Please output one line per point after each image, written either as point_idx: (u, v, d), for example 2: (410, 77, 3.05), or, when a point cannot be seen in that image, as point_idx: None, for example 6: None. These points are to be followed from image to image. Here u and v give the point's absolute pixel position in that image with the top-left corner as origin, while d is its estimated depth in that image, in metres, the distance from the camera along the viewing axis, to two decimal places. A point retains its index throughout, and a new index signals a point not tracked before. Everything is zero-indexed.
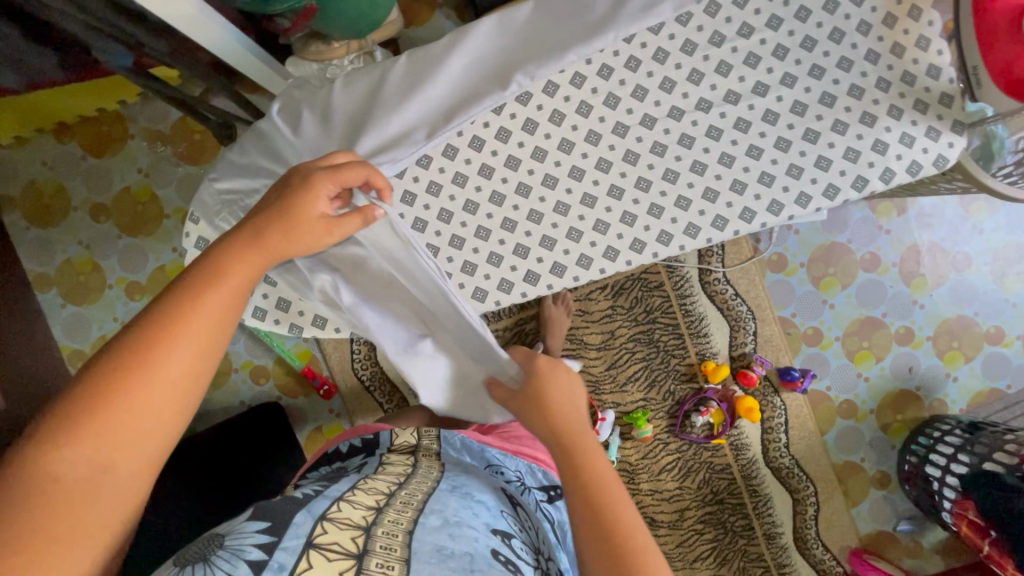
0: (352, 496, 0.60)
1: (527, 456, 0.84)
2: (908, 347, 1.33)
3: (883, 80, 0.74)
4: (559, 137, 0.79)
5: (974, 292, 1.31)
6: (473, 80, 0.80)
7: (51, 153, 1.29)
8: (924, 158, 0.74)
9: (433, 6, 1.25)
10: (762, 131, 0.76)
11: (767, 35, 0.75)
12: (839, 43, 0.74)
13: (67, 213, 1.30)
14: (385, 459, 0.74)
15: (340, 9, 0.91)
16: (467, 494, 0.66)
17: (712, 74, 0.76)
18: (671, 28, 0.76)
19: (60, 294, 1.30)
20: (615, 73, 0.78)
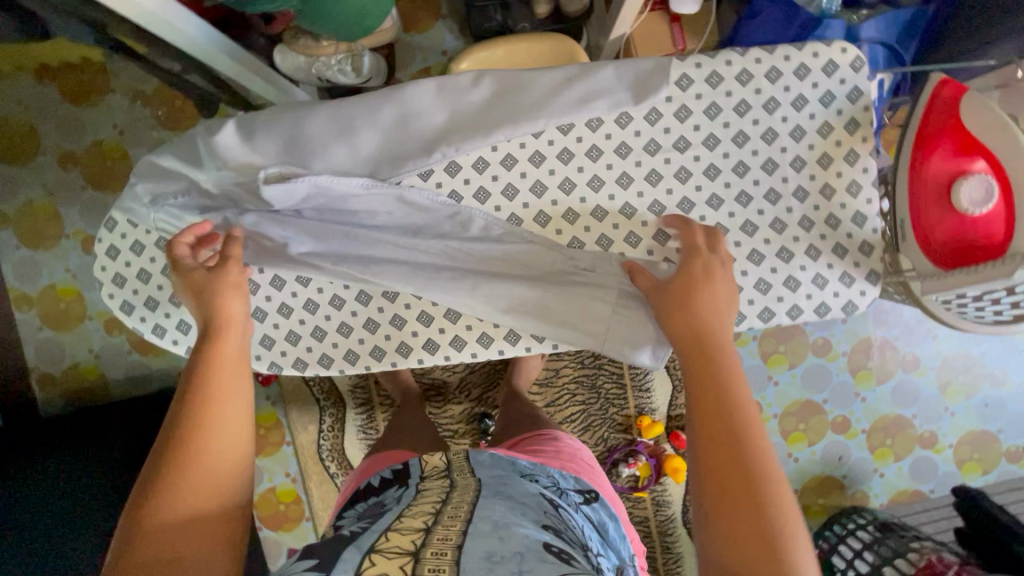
0: (399, 521, 0.55)
1: (555, 465, 0.78)
2: (841, 436, 1.34)
3: (807, 218, 0.73)
4: (482, 214, 0.75)
5: (916, 395, 1.34)
6: (404, 137, 0.74)
7: (27, 93, 1.27)
8: (835, 299, 0.73)
9: (436, 17, 1.23)
10: (679, 247, 0.74)
11: (702, 153, 0.73)
12: (771, 173, 0.73)
13: (35, 155, 1.29)
14: (421, 488, 0.68)
15: (323, 22, 0.89)
16: (508, 498, 0.60)
17: (641, 180, 0.74)
18: (608, 127, 0.73)
19: (16, 235, 1.29)
20: (546, 161, 0.74)
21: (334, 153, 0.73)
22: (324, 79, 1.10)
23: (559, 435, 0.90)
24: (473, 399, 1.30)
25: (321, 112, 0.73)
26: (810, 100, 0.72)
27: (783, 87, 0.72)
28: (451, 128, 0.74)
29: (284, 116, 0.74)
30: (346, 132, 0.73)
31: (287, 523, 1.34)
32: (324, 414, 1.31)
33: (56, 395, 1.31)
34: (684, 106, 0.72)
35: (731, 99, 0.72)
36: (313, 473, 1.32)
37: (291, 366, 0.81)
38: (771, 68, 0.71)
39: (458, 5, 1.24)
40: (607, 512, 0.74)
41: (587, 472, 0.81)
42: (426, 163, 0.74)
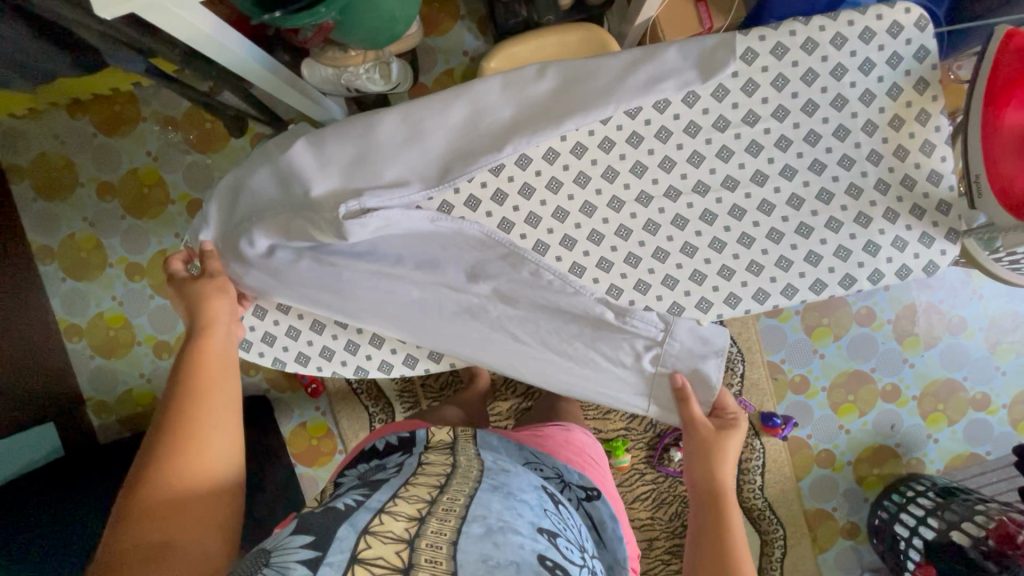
0: (394, 502, 0.47)
1: (561, 457, 0.75)
2: (892, 405, 1.33)
3: (882, 181, 0.73)
4: (556, 204, 0.77)
5: (966, 357, 1.32)
6: (472, 134, 0.74)
7: (62, 128, 1.30)
8: (917, 261, 0.73)
9: (455, 18, 1.24)
10: (756, 221, 0.74)
11: (772, 125, 0.73)
12: (843, 139, 0.73)
13: (74, 188, 1.31)
14: (424, 458, 0.62)
15: (356, 26, 0.89)
16: (509, 493, 0.52)
17: (713, 158, 0.74)
18: (676, 108, 0.74)
19: (61, 268, 1.32)
20: (616, 146, 0.75)
21: (406, 158, 0.73)
22: (354, 89, 1.11)
23: (570, 427, 0.86)
24: (519, 395, 1.29)
25: (393, 120, 0.74)
26: (877, 63, 0.72)
27: (849, 53, 0.72)
28: (521, 122, 0.74)
29: (356, 126, 0.74)
30: (422, 137, 0.73)
31: None
32: (374, 420, 1.32)
33: (113, 421, 1.34)
34: (752, 79, 0.73)
35: (798, 69, 0.72)
36: None
37: (376, 369, 0.85)
38: (836, 35, 0.71)
39: (476, 4, 1.24)
40: (607, 511, 0.71)
41: (591, 468, 0.78)
42: (497, 158, 0.74)
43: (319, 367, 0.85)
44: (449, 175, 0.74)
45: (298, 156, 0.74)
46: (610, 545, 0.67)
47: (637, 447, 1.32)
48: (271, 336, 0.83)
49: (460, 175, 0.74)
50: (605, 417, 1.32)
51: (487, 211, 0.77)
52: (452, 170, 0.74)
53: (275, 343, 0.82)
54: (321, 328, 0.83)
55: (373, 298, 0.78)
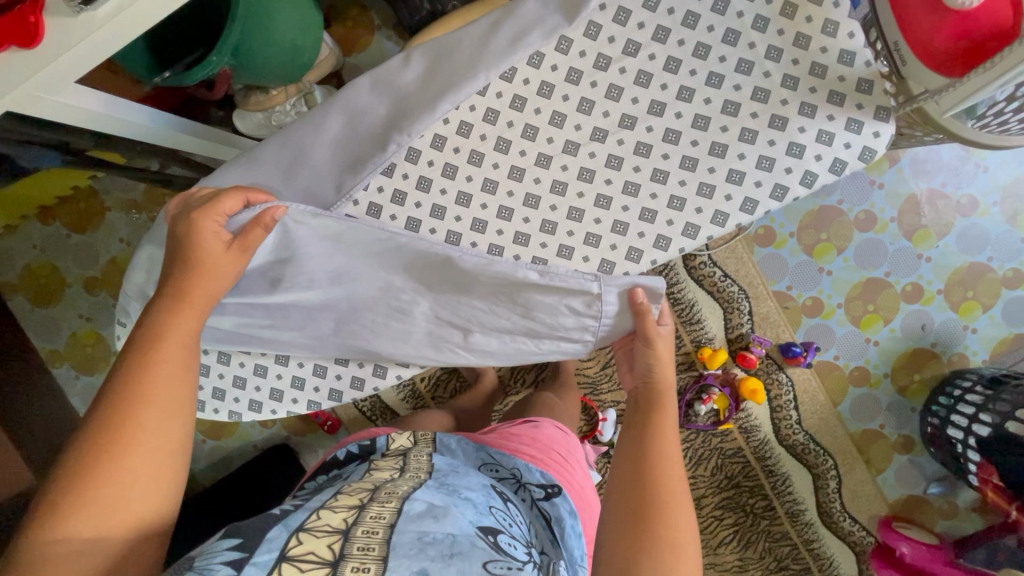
0: (333, 499, 0.51)
1: (524, 455, 0.74)
2: (918, 304, 1.25)
3: (790, 76, 0.69)
4: (456, 189, 0.74)
5: (985, 237, 1.23)
6: (355, 138, 0.76)
7: (39, 236, 1.35)
8: (850, 152, 0.68)
9: (372, 31, 1.23)
10: (665, 153, 0.71)
11: (656, 49, 0.71)
12: (734, 44, 0.70)
13: (64, 290, 1.36)
14: (372, 466, 0.63)
15: (261, 65, 0.88)
16: (453, 490, 0.55)
17: (603, 100, 0.72)
18: (552, 59, 0.72)
19: (73, 367, 1.38)
20: (503, 115, 0.73)
21: (298, 179, 0.76)
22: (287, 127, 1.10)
23: (541, 422, 0.85)
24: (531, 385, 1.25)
25: (277, 145, 0.77)
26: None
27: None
28: (398, 114, 0.75)
29: (241, 163, 0.77)
30: (309, 154, 0.76)
31: None
32: None
33: None
34: (621, 8, 0.71)
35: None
36: None
37: (327, 399, 0.84)
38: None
39: (388, 11, 1.22)
40: (567, 506, 0.69)
41: (557, 465, 0.76)
42: (385, 158, 0.74)
43: (273, 411, 0.85)
44: (343, 188, 0.76)
45: None
46: (566, 542, 0.66)
47: None
48: (220, 390, 0.84)
49: (354, 184, 0.75)
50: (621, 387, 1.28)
51: (390, 214, 0.75)
52: (346, 182, 0.75)
53: (224, 397, 0.84)
54: (275, 369, 0.83)
55: (336, 324, 0.79)
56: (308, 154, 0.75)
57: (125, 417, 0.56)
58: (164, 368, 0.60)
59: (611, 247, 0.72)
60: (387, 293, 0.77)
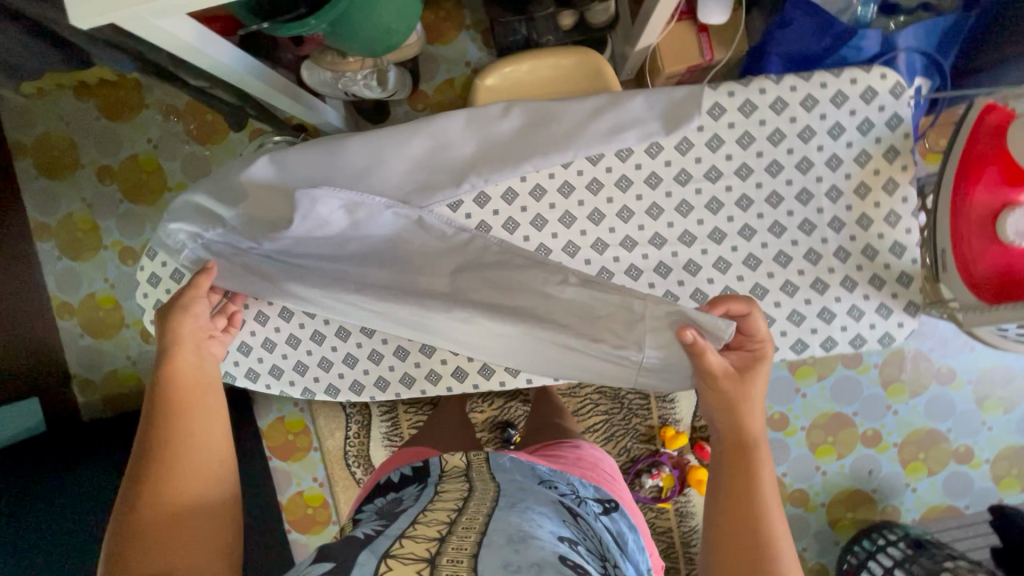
0: (414, 530, 0.62)
1: (575, 472, 0.89)
2: (872, 450, 1.31)
3: (843, 249, 0.78)
4: (510, 244, 0.82)
5: (952, 409, 1.30)
6: (433, 164, 0.81)
7: (67, 110, 1.32)
8: (874, 331, 0.78)
9: (460, 28, 1.24)
10: (710, 277, 0.79)
11: (734, 184, 0.78)
12: (805, 204, 0.78)
13: (74, 170, 1.33)
14: (440, 487, 0.80)
15: (350, 31, 0.87)
16: (524, 509, 0.68)
17: (672, 210, 0.79)
18: (639, 158, 0.79)
19: (57, 247, 1.35)
20: (577, 192, 0.80)
21: (366, 182, 0.81)
22: (351, 93, 1.13)
23: (581, 445, 1.01)
24: (495, 408, 1.33)
25: (360, 143, 0.81)
26: (846, 128, 0.77)
27: (818, 116, 0.77)
28: (481, 156, 0.81)
29: (321, 148, 0.82)
30: (387, 164, 0.81)
31: (315, 527, 1.40)
32: (351, 420, 1.36)
33: (97, 399, 1.39)
34: (717, 135, 0.78)
35: (765, 127, 0.78)
36: (340, 477, 1.38)
37: (323, 392, 0.89)
38: (808, 96, 0.77)
39: (482, 15, 1.24)
40: (624, 523, 0.84)
41: (606, 483, 0.92)
42: (456, 193, 0.81)
43: (267, 385, 0.90)
44: (408, 202, 0.81)
45: (261, 170, 0.82)
46: (630, 552, 0.79)
47: None
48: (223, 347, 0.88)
49: (418, 205, 0.81)
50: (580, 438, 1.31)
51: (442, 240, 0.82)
52: (411, 199, 0.81)
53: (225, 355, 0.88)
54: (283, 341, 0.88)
55: (347, 313, 0.81)
56: (385, 164, 0.81)
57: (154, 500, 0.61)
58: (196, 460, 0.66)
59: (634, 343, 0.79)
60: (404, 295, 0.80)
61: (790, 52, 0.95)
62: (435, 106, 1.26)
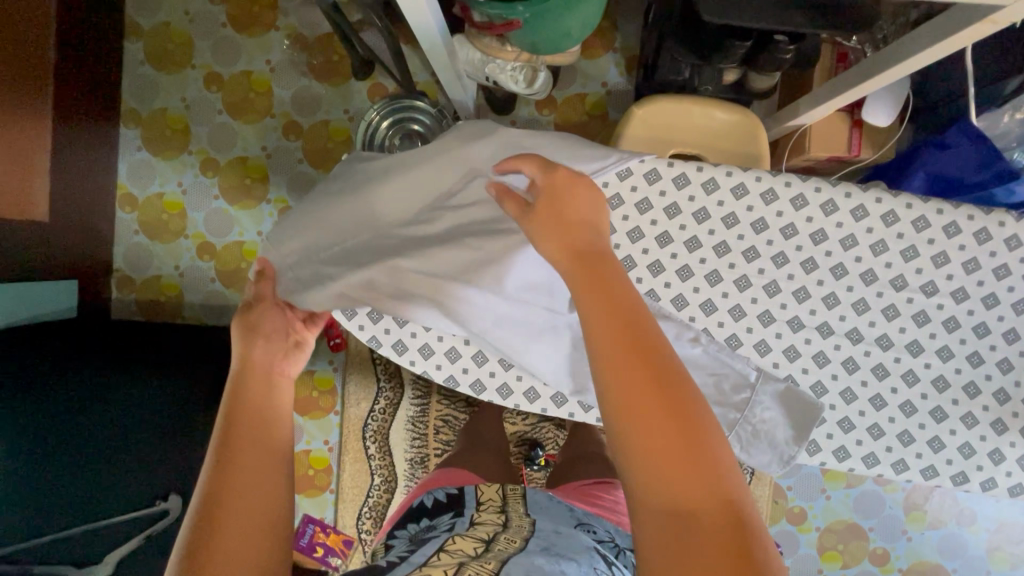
0: (437, 556, 0.63)
1: (611, 520, 0.86)
2: (876, 568, 1.32)
3: None
4: (708, 296, 0.83)
5: (963, 550, 1.31)
6: (651, 197, 0.82)
7: (196, 7, 1.29)
8: (979, 473, 0.83)
9: (609, 49, 1.25)
10: (894, 386, 0.83)
11: (946, 303, 0.82)
12: (1009, 343, 0.82)
13: (183, 68, 1.30)
14: (475, 519, 0.78)
15: (537, 28, 0.87)
16: (557, 555, 0.66)
17: (818, 299, 0.83)
18: (802, 241, 0.82)
19: (141, 137, 1.31)
20: (730, 255, 0.83)
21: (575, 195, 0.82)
22: (493, 80, 1.11)
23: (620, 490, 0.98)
24: (528, 424, 1.30)
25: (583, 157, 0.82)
26: (1012, 272, 0.81)
27: None
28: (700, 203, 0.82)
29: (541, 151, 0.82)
30: (607, 190, 0.82)
31: (311, 490, 1.36)
32: (380, 394, 1.33)
33: (132, 299, 1.35)
34: (945, 253, 0.81)
35: (932, 246, 0.81)
36: (351, 448, 1.34)
37: (467, 385, 0.87)
38: (983, 228, 0.81)
39: (633, 43, 1.25)
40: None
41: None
42: (666, 232, 0.83)
43: (410, 361, 0.86)
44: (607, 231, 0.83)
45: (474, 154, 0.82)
46: None
47: None
48: (377, 313, 0.84)
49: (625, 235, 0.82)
50: None
51: (639, 276, 0.83)
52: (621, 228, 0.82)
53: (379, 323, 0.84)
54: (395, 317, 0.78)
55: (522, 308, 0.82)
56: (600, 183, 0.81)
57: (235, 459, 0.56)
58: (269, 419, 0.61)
59: (742, 426, 0.84)
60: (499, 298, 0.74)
61: (938, 173, 0.95)
62: (561, 116, 1.26)
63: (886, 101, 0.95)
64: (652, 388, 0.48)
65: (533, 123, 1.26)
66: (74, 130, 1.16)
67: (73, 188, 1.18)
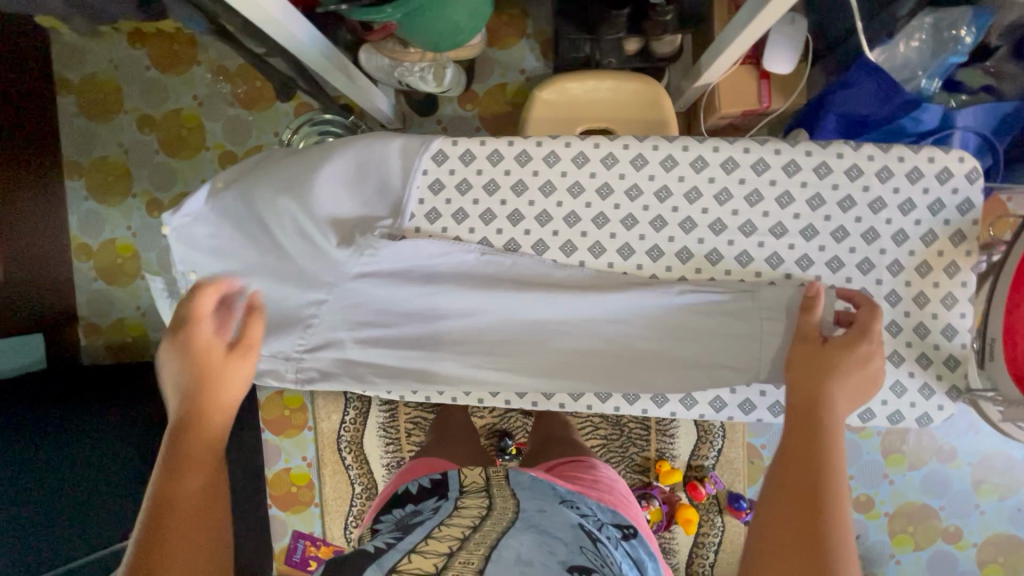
0: (424, 543, 0.58)
1: (592, 494, 0.78)
2: (862, 516, 1.31)
3: (895, 323, 0.75)
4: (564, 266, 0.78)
5: (947, 488, 1.30)
6: (488, 178, 0.78)
7: (119, 54, 1.32)
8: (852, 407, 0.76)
9: (520, 35, 1.25)
10: None
11: (798, 242, 0.75)
12: (864, 272, 0.74)
13: (116, 114, 1.34)
14: (460, 502, 0.71)
15: (421, 28, 0.88)
16: (544, 532, 0.62)
17: (672, 256, 0.77)
18: (647, 200, 0.76)
19: (86, 187, 1.35)
20: (581, 224, 0.77)
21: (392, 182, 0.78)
22: (404, 83, 1.13)
23: (596, 464, 0.88)
24: (495, 416, 1.31)
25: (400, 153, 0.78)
26: (858, 202, 0.74)
27: (891, 188, 0.74)
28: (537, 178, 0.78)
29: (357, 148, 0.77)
30: (426, 178, 0.78)
31: (297, 506, 1.39)
32: (349, 405, 1.35)
33: (100, 344, 1.39)
34: (789, 191, 0.75)
35: (775, 188, 0.75)
36: (329, 460, 1.37)
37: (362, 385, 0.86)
38: (822, 163, 0.74)
39: (544, 26, 1.25)
40: (644, 550, 0.73)
41: (624, 507, 0.80)
42: (506, 210, 0.77)
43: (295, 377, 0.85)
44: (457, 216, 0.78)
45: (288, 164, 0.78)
46: None
47: None
48: None
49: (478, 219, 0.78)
50: None
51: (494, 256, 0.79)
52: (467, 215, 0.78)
53: None
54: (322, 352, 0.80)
55: None
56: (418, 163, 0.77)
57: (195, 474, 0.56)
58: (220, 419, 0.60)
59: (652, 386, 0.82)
60: (405, 307, 0.76)
61: (848, 113, 0.94)
62: (483, 109, 1.27)
63: (784, 47, 0.95)
64: (803, 444, 0.58)
65: (458, 120, 1.27)
66: (17, 189, 1.20)
67: (24, 245, 1.22)
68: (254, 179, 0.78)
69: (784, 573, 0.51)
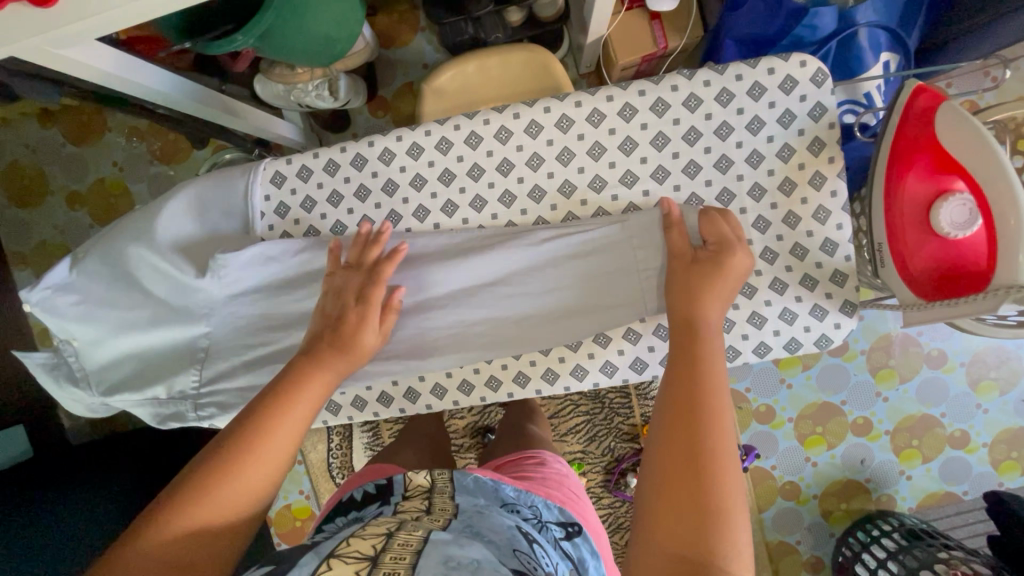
0: (361, 528, 0.61)
1: (541, 493, 0.78)
2: (863, 439, 1.28)
3: (770, 249, 0.76)
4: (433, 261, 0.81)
5: (945, 393, 1.25)
6: (332, 190, 0.83)
7: (33, 137, 1.32)
8: (746, 342, 0.77)
9: (415, 30, 1.22)
10: None
11: (650, 186, 0.78)
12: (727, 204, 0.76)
13: (45, 197, 1.34)
14: (399, 507, 0.71)
15: (292, 50, 0.85)
16: (478, 533, 0.61)
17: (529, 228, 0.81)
18: (490, 177, 0.81)
19: (34, 275, 1.36)
20: (431, 216, 0.82)
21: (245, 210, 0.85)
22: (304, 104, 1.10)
23: (547, 461, 0.89)
24: (475, 414, 1.30)
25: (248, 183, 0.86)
26: (703, 132, 0.76)
27: (735, 110, 0.76)
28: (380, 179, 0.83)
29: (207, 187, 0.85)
30: (270, 204, 0.84)
31: None
32: (332, 431, 1.35)
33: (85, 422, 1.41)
34: (630, 137, 0.78)
35: (615, 136, 0.78)
36: (325, 489, 1.37)
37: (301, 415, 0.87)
38: (657, 100, 0.77)
39: None
40: (587, 548, 0.72)
41: (572, 503, 0.80)
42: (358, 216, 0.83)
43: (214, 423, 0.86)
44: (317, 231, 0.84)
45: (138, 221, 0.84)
46: None
47: (594, 470, 1.30)
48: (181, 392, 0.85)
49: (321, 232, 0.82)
50: (562, 439, 1.29)
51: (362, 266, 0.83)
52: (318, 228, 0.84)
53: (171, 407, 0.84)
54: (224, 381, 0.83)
55: None
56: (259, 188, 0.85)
57: (261, 444, 0.62)
58: (286, 429, 0.65)
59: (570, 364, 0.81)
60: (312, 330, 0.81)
61: (745, 36, 0.91)
62: (396, 113, 1.25)
63: None
64: (686, 361, 0.61)
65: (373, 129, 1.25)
66: None
67: None
68: (107, 241, 0.84)
69: (665, 484, 0.54)
